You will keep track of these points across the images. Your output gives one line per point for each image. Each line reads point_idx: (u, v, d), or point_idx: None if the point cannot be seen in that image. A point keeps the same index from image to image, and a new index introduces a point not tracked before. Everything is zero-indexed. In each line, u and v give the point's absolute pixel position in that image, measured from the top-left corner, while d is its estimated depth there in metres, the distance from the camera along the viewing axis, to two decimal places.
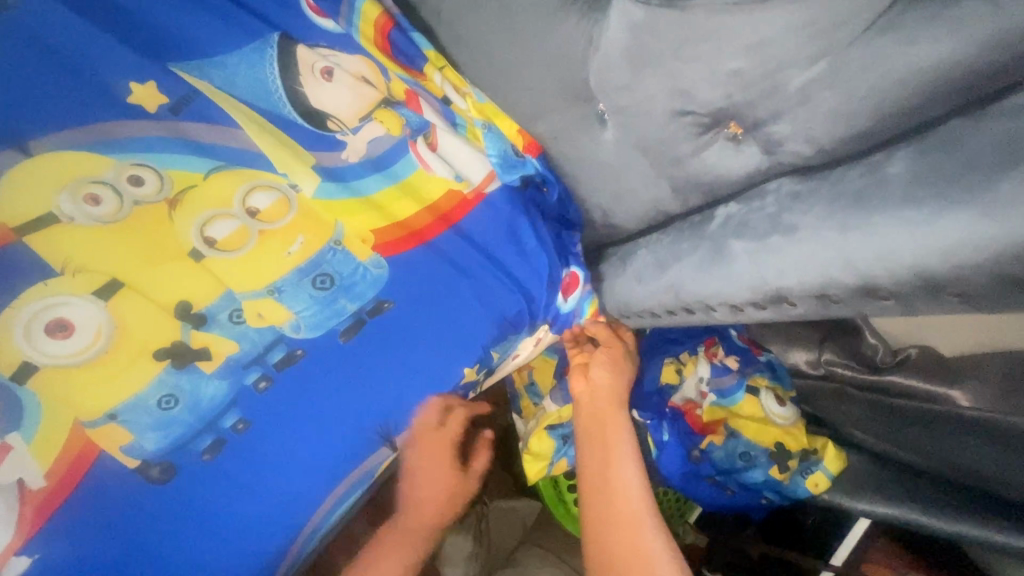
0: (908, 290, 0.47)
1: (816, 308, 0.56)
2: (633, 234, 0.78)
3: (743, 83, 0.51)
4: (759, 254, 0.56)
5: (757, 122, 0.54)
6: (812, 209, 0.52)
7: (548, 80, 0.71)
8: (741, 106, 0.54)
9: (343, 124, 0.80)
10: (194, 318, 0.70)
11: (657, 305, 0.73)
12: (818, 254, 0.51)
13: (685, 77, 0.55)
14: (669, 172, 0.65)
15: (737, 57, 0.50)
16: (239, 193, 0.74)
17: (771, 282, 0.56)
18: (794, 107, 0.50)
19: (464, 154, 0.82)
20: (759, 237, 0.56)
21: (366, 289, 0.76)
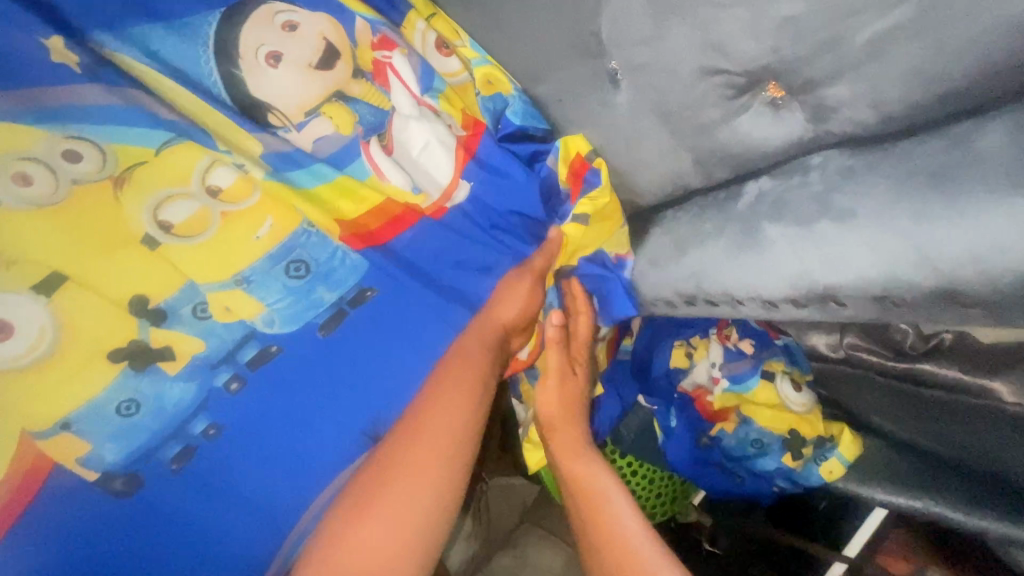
0: (1004, 292, 0.40)
1: (869, 309, 0.48)
2: (645, 210, 0.70)
3: (795, 36, 0.42)
4: (803, 242, 0.48)
5: (805, 84, 0.45)
6: (872, 190, 0.44)
7: (553, 34, 0.61)
8: (789, 63, 0.44)
9: (286, 118, 0.69)
10: (152, 314, 0.63)
11: (673, 296, 0.65)
12: (879, 246, 0.44)
13: (720, 29, 0.46)
14: (693, 143, 0.57)
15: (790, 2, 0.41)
16: (197, 169, 0.65)
17: (815, 274, 0.49)
18: (862, 63, 0.41)
19: (421, 162, 0.70)
20: (801, 223, 0.48)
21: (346, 276, 0.70)
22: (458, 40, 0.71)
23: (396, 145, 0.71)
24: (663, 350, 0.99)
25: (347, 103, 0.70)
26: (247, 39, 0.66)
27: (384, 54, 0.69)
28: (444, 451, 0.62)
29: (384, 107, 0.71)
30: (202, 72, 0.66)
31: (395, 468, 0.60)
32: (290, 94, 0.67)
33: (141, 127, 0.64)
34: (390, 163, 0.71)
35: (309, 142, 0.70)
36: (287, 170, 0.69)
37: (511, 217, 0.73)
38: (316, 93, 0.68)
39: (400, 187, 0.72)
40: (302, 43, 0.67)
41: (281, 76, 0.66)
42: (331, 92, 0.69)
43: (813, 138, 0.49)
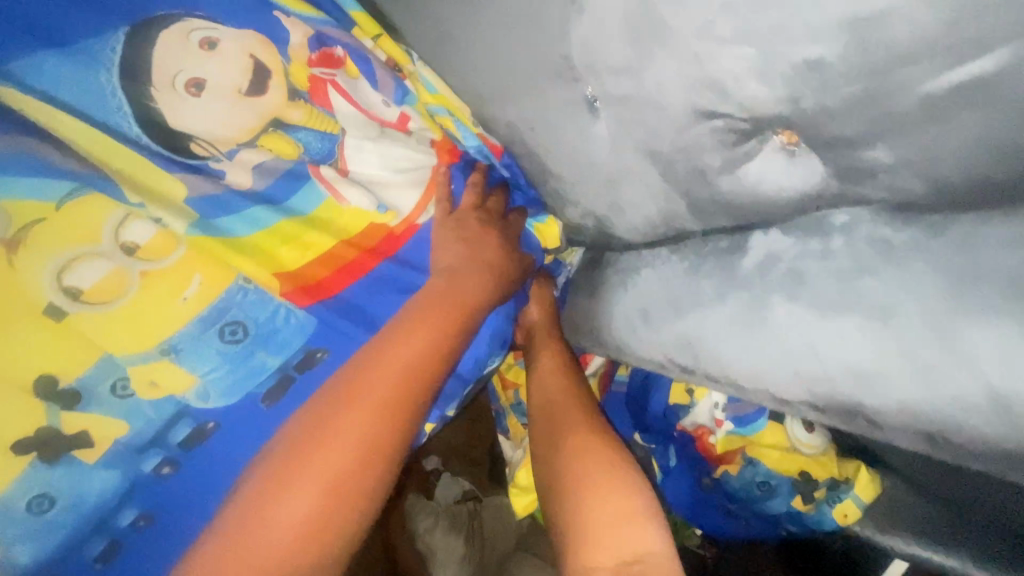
0: None
1: (906, 408, 0.39)
2: (634, 244, 0.58)
3: (821, 86, 0.34)
4: (828, 321, 0.41)
5: (833, 139, 0.36)
6: (919, 284, 0.36)
7: (518, 53, 0.51)
8: (813, 112, 0.35)
9: (214, 148, 0.61)
10: (63, 396, 0.54)
11: (665, 360, 0.56)
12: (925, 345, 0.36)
13: (718, 65, 0.37)
14: (688, 189, 0.47)
15: (812, 45, 0.32)
16: (108, 224, 0.56)
17: (841, 380, 0.42)
18: (917, 125, 0.32)
19: (390, 176, 0.65)
20: (822, 307, 0.41)
21: (289, 338, 0.61)
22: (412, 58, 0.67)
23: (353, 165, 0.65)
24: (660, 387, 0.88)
25: (287, 131, 0.63)
26: (162, 66, 0.59)
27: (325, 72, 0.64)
28: (408, 387, 0.56)
29: (332, 131, 0.65)
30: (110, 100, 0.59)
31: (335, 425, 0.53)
32: (215, 126, 0.61)
33: (41, 180, 0.56)
34: (350, 185, 0.64)
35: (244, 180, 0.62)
36: (215, 215, 0.61)
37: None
38: (249, 121, 0.62)
39: (362, 210, 0.64)
40: (226, 66, 0.61)
41: (205, 105, 0.60)
42: (267, 120, 0.62)
43: (837, 195, 0.40)
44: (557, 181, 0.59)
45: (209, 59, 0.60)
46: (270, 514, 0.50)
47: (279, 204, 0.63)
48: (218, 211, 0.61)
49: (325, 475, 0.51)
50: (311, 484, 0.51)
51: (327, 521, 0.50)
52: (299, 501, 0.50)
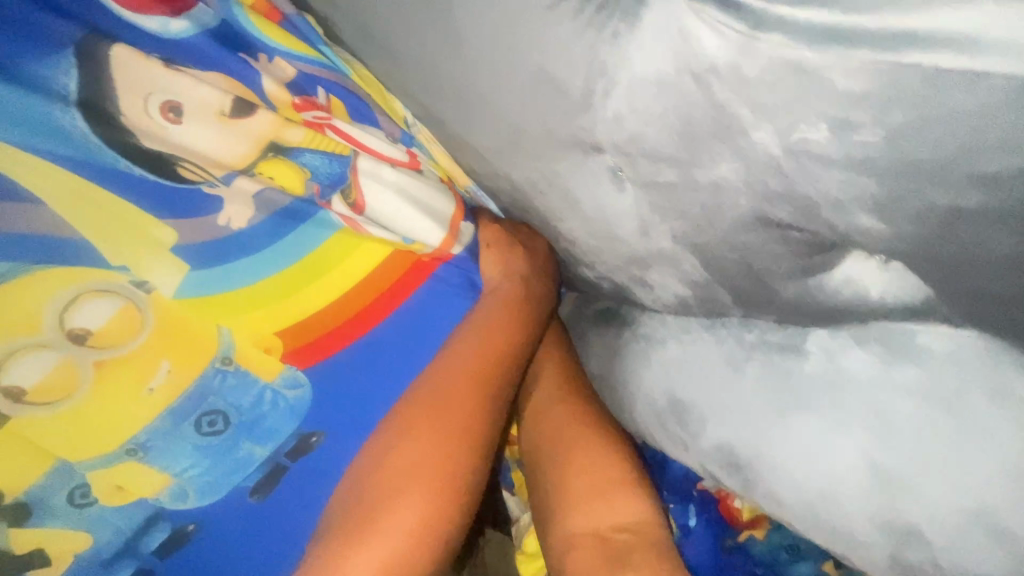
0: None
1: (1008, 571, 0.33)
2: (656, 309, 0.49)
3: (972, 238, 0.29)
4: (920, 481, 0.34)
5: (972, 289, 0.30)
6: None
7: (530, 119, 0.43)
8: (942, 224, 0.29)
9: (206, 173, 0.51)
10: (10, 512, 0.46)
11: (701, 468, 0.48)
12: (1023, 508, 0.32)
13: (815, 188, 0.31)
14: (735, 284, 0.40)
15: (970, 192, 0.28)
16: (53, 306, 0.47)
17: (927, 534, 0.35)
18: None
19: (409, 215, 0.56)
20: (907, 460, 0.34)
21: (277, 424, 0.53)
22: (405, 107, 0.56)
23: (370, 198, 0.55)
24: None
25: (289, 156, 0.53)
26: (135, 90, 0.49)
27: (316, 115, 0.54)
28: (464, 423, 0.51)
29: (341, 154, 0.54)
30: (77, 140, 0.48)
31: (422, 430, 0.51)
32: (207, 155, 0.51)
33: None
34: (369, 221, 0.55)
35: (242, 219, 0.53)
36: (211, 263, 0.52)
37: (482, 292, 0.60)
38: (245, 151, 0.52)
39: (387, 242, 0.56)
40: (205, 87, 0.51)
41: (188, 132, 0.50)
42: (264, 147, 0.53)
43: (928, 309, 0.33)
44: (570, 244, 0.53)
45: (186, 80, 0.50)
46: (374, 528, 0.47)
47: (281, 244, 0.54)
48: (209, 261, 0.52)
49: (427, 483, 0.48)
50: (413, 492, 0.48)
51: (437, 532, 0.47)
52: (406, 512, 0.47)
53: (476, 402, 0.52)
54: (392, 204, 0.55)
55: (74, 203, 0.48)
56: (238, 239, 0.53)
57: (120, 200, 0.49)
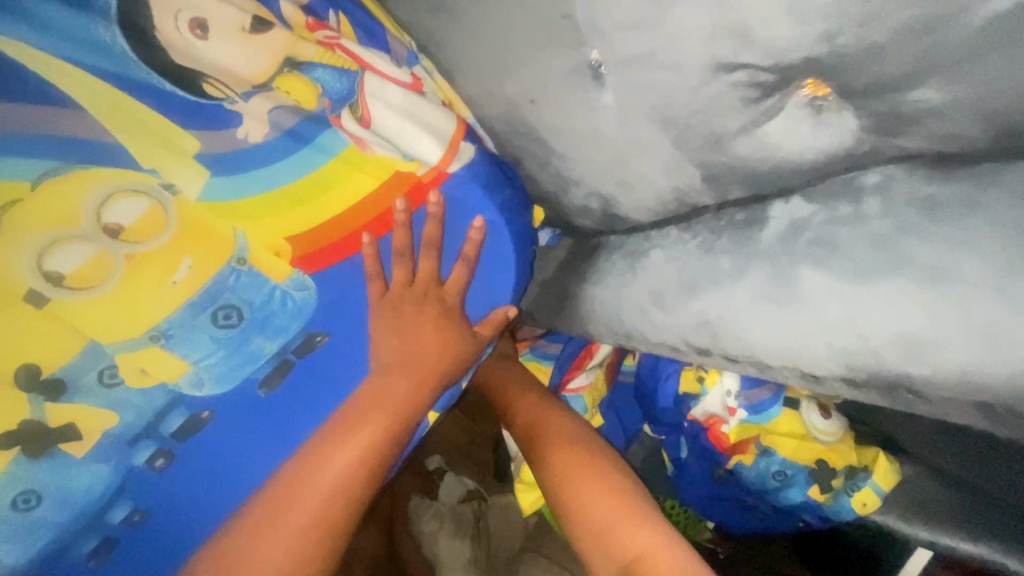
0: None
1: (948, 372, 0.36)
2: (641, 224, 0.54)
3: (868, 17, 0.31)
4: (873, 302, 0.37)
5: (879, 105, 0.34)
6: (974, 240, 0.33)
7: (520, 21, 0.49)
8: (855, 49, 0.32)
9: (227, 88, 0.55)
10: (46, 388, 0.50)
11: (679, 343, 0.53)
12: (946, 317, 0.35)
13: None
14: (703, 157, 0.44)
15: None
16: (88, 204, 0.52)
17: (883, 353, 0.39)
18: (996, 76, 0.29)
19: (409, 125, 0.58)
20: (862, 286, 0.38)
21: (289, 319, 0.57)
22: (404, 38, 0.61)
23: (375, 112, 0.58)
24: (668, 376, 0.81)
25: (302, 71, 0.57)
26: (165, 4, 0.53)
27: (326, 35, 0.59)
28: (370, 398, 0.56)
29: (349, 69, 0.58)
30: (112, 51, 0.53)
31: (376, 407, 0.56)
32: (229, 69, 0.55)
33: (34, 151, 0.51)
34: (373, 133, 0.58)
35: (261, 130, 0.56)
36: (229, 174, 0.55)
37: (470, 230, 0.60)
38: (264, 67, 0.56)
39: (389, 158, 0.58)
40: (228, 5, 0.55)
41: (211, 44, 0.54)
42: (281, 62, 0.57)
43: (866, 153, 0.36)
44: (560, 160, 0.56)
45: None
46: (326, 490, 0.53)
47: (289, 156, 0.57)
48: (226, 170, 0.55)
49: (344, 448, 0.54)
50: (331, 460, 0.54)
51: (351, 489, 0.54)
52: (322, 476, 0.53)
53: (382, 382, 0.57)
54: (391, 117, 0.58)
55: (108, 110, 0.53)
56: (253, 151, 0.56)
57: (155, 114, 0.54)
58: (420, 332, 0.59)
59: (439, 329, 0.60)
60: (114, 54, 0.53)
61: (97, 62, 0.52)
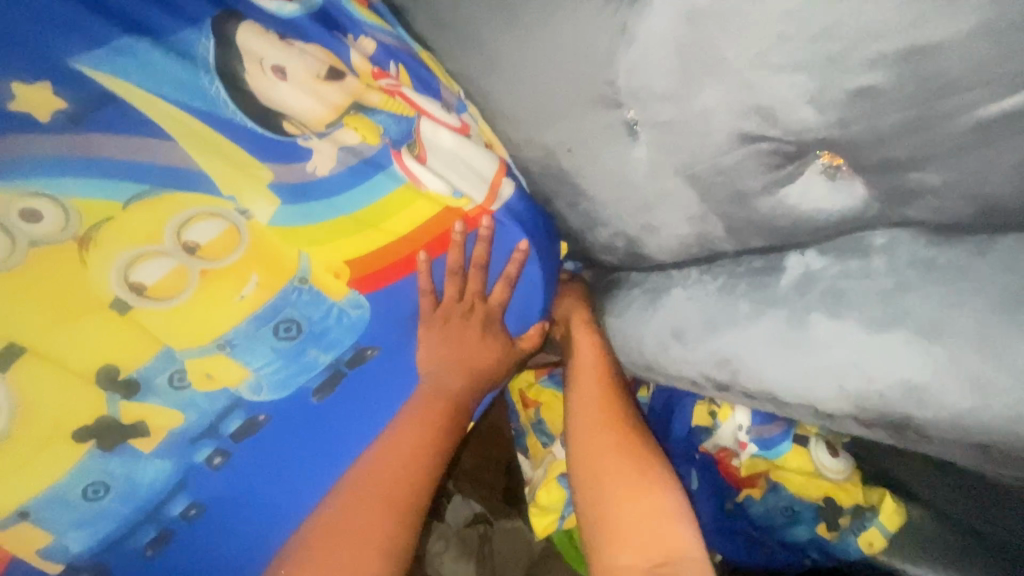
0: None
1: (948, 420, 0.40)
2: (664, 264, 0.60)
3: (872, 113, 0.36)
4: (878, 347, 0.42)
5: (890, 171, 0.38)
6: (970, 301, 0.38)
7: (560, 83, 0.54)
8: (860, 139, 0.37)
9: (305, 129, 0.62)
10: (122, 387, 0.56)
11: (699, 377, 0.57)
12: (945, 367, 0.39)
13: (771, 95, 0.39)
14: (725, 210, 0.49)
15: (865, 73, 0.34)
16: (172, 225, 0.58)
17: (887, 395, 0.43)
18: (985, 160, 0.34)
19: (460, 165, 0.65)
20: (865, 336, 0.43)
21: (341, 335, 0.63)
22: (455, 89, 0.67)
23: (430, 151, 0.65)
24: (682, 409, 0.85)
25: (367, 113, 0.64)
26: (250, 53, 0.60)
27: (388, 82, 0.65)
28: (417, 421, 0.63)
29: (408, 113, 0.64)
30: (204, 93, 0.60)
31: (404, 453, 0.61)
32: (305, 109, 0.61)
33: (125, 177, 0.57)
34: (428, 170, 0.64)
35: (327, 164, 0.62)
36: (298, 204, 0.61)
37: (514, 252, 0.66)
38: (333, 106, 0.62)
39: (439, 194, 0.64)
40: (306, 55, 0.62)
41: (289, 89, 0.61)
42: (350, 102, 0.63)
43: (876, 215, 0.42)
44: (590, 203, 0.62)
45: (285, 47, 0.61)
46: (376, 506, 0.58)
47: (351, 189, 0.63)
48: (296, 198, 0.61)
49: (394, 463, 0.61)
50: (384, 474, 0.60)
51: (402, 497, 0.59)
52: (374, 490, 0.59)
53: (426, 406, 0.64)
54: (444, 158, 0.65)
55: (197, 144, 0.59)
56: (320, 184, 0.62)
57: (234, 147, 0.61)
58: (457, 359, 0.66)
59: (479, 347, 0.68)
60: (207, 95, 0.60)
61: (190, 102, 0.59)
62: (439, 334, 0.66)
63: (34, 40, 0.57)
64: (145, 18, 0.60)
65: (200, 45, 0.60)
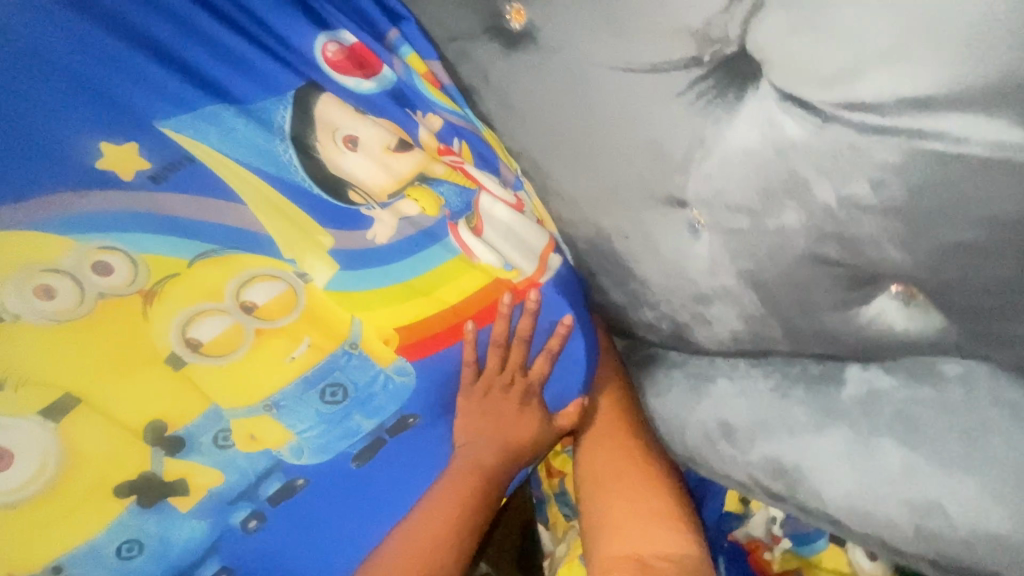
0: None
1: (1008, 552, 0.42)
2: (707, 349, 0.58)
3: (959, 256, 0.37)
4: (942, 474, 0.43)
5: (970, 306, 0.39)
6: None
7: (625, 176, 0.53)
8: (929, 276, 0.39)
9: (369, 198, 0.64)
10: (169, 442, 0.56)
11: (749, 481, 0.56)
12: (1011, 503, 0.40)
13: (858, 228, 0.40)
14: (789, 319, 0.49)
15: (955, 225, 0.36)
16: (233, 283, 0.59)
17: (948, 524, 0.44)
18: None
19: (513, 241, 0.65)
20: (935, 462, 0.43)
21: (385, 402, 0.62)
22: (513, 165, 0.66)
23: (486, 225, 0.66)
24: (714, 494, 0.83)
25: (429, 185, 0.65)
26: (325, 122, 0.63)
27: (452, 159, 0.67)
28: (450, 496, 0.61)
29: (469, 186, 0.66)
30: (277, 159, 0.62)
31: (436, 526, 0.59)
32: (371, 179, 0.64)
33: (195, 235, 0.59)
34: (481, 243, 0.65)
35: (387, 232, 0.63)
36: (355, 268, 0.62)
37: (557, 327, 0.65)
38: (398, 179, 0.64)
39: (491, 267, 0.65)
40: (379, 127, 0.65)
41: (360, 160, 0.64)
42: (415, 175, 0.65)
43: (953, 347, 0.41)
44: (642, 287, 0.60)
45: (358, 119, 0.64)
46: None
47: (406, 257, 0.63)
48: (353, 263, 0.62)
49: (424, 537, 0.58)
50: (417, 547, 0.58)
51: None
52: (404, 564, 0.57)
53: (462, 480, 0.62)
54: (498, 233, 0.66)
55: (265, 207, 0.61)
56: (378, 251, 0.63)
57: (299, 210, 0.62)
58: (494, 429, 0.64)
59: (516, 415, 0.65)
60: (280, 162, 0.62)
61: (263, 166, 0.62)
62: (475, 402, 0.65)
63: (126, 102, 0.60)
64: (229, 86, 0.63)
65: (279, 113, 0.63)
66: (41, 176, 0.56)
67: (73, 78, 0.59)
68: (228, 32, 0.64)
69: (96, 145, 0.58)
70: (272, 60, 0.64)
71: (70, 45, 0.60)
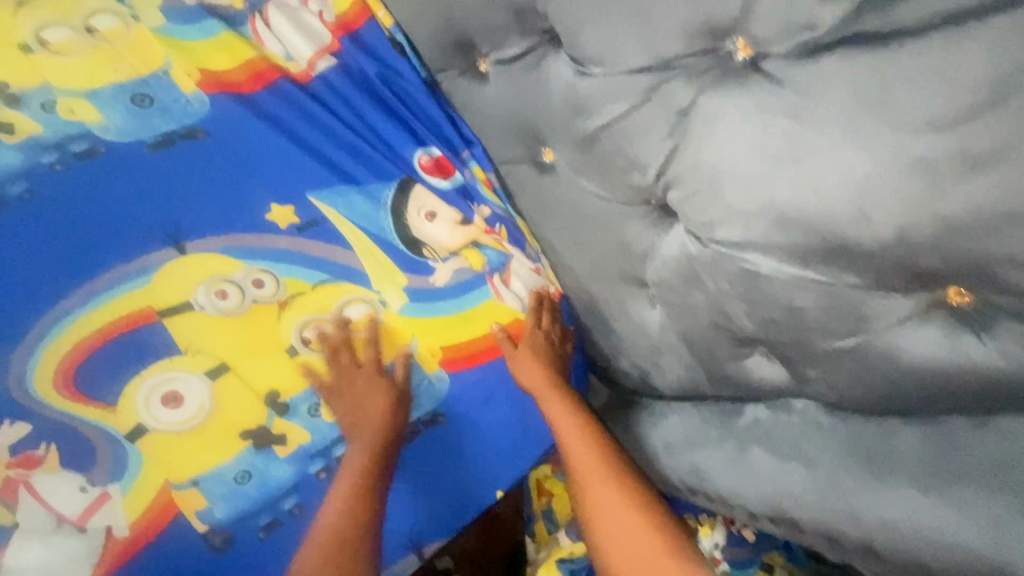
0: (902, 562, 0.61)
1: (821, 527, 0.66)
2: (664, 394, 0.84)
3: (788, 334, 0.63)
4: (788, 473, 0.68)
5: (798, 363, 0.65)
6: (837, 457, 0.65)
7: (607, 261, 0.80)
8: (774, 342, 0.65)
9: (435, 253, 0.92)
10: (279, 406, 0.81)
11: (678, 482, 0.81)
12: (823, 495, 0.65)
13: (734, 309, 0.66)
14: (707, 365, 0.74)
15: (778, 311, 0.62)
16: (338, 303, 0.87)
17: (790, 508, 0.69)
18: (844, 374, 0.62)
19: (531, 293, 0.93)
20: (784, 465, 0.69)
21: (427, 400, 0.87)
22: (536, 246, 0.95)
23: (513, 277, 0.93)
24: None
25: (478, 248, 0.94)
26: (414, 201, 0.94)
27: (494, 236, 0.96)
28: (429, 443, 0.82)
29: (505, 252, 0.94)
30: (378, 223, 0.92)
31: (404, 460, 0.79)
32: (440, 242, 0.93)
33: (319, 269, 0.88)
34: (508, 291, 0.93)
35: (445, 277, 0.91)
36: (419, 301, 0.90)
37: None
38: (456, 244, 0.93)
39: (513, 308, 0.92)
40: (450, 208, 0.95)
41: (434, 228, 0.94)
42: (469, 242, 0.94)
43: (793, 389, 0.68)
44: (616, 339, 0.85)
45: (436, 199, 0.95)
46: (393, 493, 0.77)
47: (454, 297, 0.91)
48: (418, 298, 0.90)
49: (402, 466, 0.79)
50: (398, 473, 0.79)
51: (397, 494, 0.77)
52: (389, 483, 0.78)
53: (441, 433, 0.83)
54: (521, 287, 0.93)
55: (366, 254, 0.90)
56: (437, 291, 0.91)
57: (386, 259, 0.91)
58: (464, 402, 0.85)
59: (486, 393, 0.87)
60: (380, 225, 0.92)
61: (369, 226, 0.91)
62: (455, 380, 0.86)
63: (286, 178, 0.91)
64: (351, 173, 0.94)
65: (384, 193, 0.94)
66: (229, 220, 0.86)
67: (253, 158, 0.90)
68: (354, 138, 0.96)
69: (266, 204, 0.89)
70: (381, 159, 0.95)
71: (254, 137, 0.91)
